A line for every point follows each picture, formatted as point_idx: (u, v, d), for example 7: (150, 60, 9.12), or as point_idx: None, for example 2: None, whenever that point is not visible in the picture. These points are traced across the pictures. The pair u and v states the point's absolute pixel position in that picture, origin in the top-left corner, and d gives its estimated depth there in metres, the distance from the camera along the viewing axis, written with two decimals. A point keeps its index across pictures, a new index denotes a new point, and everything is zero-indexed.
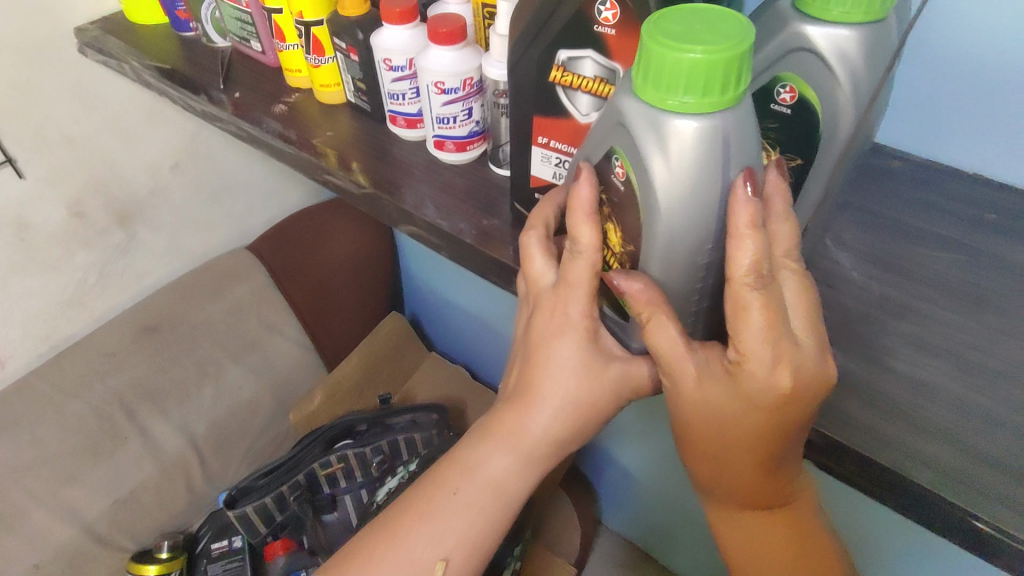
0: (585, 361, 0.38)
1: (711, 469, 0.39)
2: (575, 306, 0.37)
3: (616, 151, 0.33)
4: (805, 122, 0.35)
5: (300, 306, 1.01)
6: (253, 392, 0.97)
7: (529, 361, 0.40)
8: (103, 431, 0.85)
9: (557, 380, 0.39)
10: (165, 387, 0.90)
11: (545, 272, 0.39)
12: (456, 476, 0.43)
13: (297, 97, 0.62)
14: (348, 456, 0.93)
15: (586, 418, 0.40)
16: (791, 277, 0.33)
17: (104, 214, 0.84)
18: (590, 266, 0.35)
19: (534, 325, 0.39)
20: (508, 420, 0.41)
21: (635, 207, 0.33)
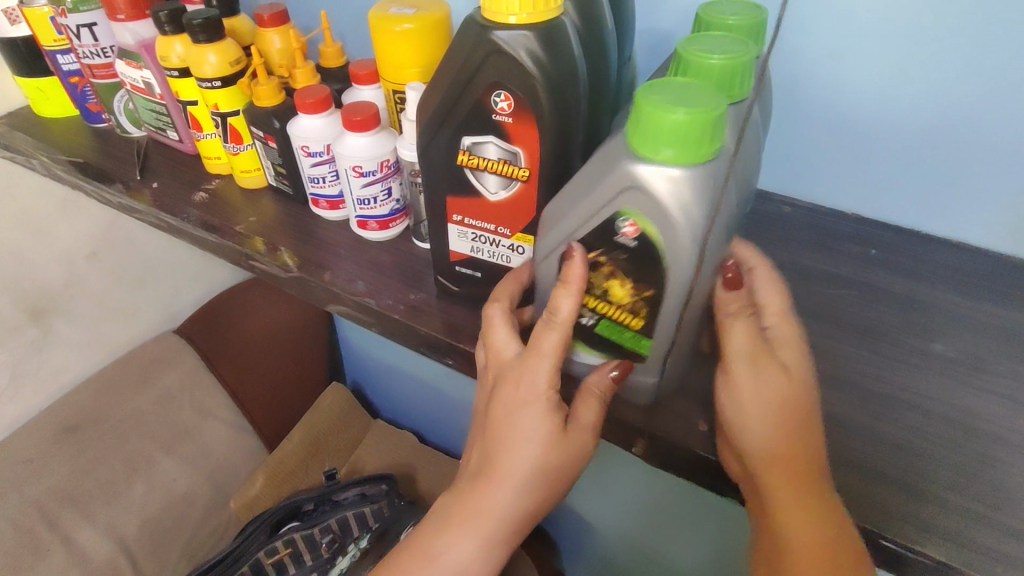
0: (549, 431, 0.38)
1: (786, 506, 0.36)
2: (540, 373, 0.38)
3: (625, 213, 0.34)
4: (649, 252, 0.35)
5: (232, 385, 1.00)
6: (188, 484, 0.92)
7: (492, 432, 0.39)
8: (23, 545, 0.79)
9: (521, 452, 0.38)
10: (90, 488, 0.84)
11: (507, 344, 0.40)
12: (423, 556, 0.40)
13: (217, 184, 0.62)
14: (295, 540, 0.90)
15: (548, 492, 0.39)
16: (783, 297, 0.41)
17: (15, 312, 0.82)
18: (559, 336, 0.38)
19: (498, 397, 0.39)
20: (474, 494, 0.40)
21: (651, 257, 0.35)
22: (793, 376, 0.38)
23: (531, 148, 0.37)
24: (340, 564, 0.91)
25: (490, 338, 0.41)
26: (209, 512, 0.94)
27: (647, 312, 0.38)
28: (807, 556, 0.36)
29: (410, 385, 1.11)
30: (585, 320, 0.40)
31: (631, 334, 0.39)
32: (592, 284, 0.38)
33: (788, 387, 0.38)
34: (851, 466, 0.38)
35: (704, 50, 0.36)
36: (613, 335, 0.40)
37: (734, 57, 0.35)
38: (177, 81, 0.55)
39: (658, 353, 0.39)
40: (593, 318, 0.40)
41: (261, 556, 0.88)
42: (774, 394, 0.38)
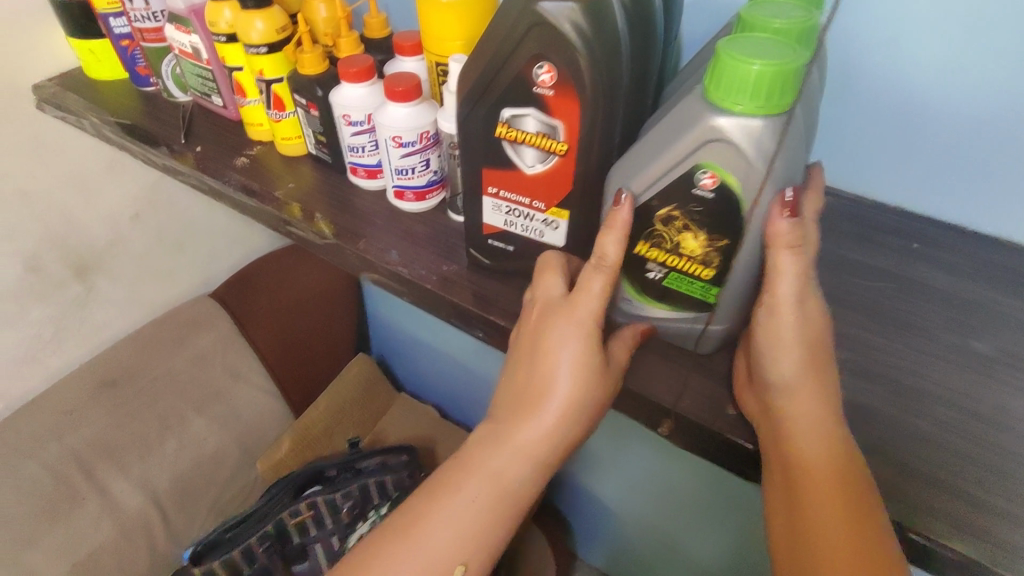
0: (592, 364, 0.39)
1: (820, 491, 0.34)
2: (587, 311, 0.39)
3: (706, 165, 0.34)
4: (728, 204, 0.35)
5: (264, 350, 1.05)
6: (217, 444, 0.98)
7: (535, 359, 0.40)
8: (61, 491, 0.85)
9: (569, 382, 0.39)
10: (125, 442, 0.90)
11: (556, 285, 0.41)
12: (464, 475, 0.41)
13: (258, 150, 0.63)
14: (318, 503, 0.94)
15: (589, 419, 0.40)
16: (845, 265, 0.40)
17: (61, 268, 0.87)
18: (606, 278, 0.38)
19: (546, 332, 0.40)
20: (518, 420, 0.40)
21: (728, 208, 0.35)
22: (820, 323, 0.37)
23: (570, 121, 0.37)
24: (360, 527, 0.95)
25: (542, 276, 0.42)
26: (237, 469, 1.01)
27: (721, 262, 0.37)
28: (826, 528, 0.33)
29: (437, 360, 1.13)
30: (653, 274, 0.40)
31: (700, 286, 0.39)
32: (662, 239, 0.38)
33: (824, 363, 0.37)
34: (880, 460, 0.38)
35: (770, 14, 0.35)
36: (681, 288, 0.40)
37: (798, 23, 0.34)
38: (225, 47, 0.57)
39: (728, 303, 0.39)
40: (661, 271, 0.40)
41: (284, 516, 0.91)
42: (805, 340, 0.37)
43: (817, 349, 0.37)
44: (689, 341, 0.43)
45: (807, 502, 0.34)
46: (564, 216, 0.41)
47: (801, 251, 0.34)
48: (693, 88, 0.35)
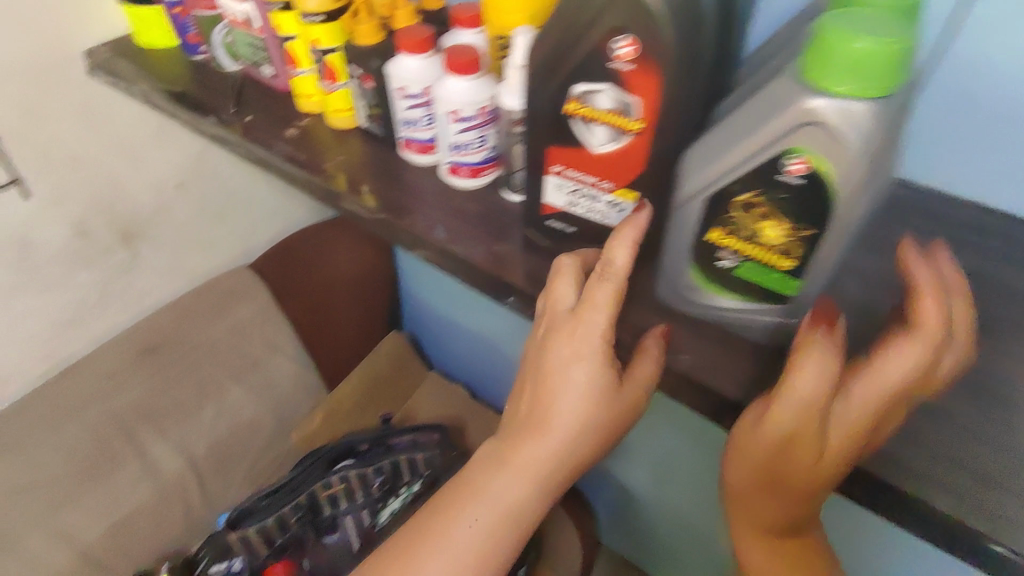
0: (597, 389, 0.39)
1: (755, 517, 0.41)
2: (590, 337, 0.39)
3: (795, 150, 0.32)
4: (818, 191, 0.33)
5: (299, 322, 1.06)
6: (252, 413, 1.00)
7: (541, 378, 0.40)
8: (102, 452, 0.86)
9: (575, 403, 0.39)
10: (165, 407, 0.92)
11: (568, 294, 0.41)
12: (469, 495, 0.43)
13: (308, 122, 0.62)
14: (349, 477, 0.95)
15: (598, 441, 0.41)
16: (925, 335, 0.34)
17: (107, 233, 0.88)
18: (612, 290, 0.38)
19: (550, 347, 0.40)
20: (522, 442, 0.41)
21: (817, 195, 0.33)
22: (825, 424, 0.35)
23: (648, 98, 0.35)
24: (391, 503, 0.96)
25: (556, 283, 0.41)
26: (270, 440, 1.02)
27: (803, 252, 0.36)
28: (750, 530, 0.42)
29: (470, 340, 1.13)
30: (725, 262, 0.38)
31: (777, 276, 0.37)
32: (738, 226, 0.37)
33: (823, 454, 0.35)
34: (955, 467, 0.37)
35: None
36: (754, 279, 0.38)
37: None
38: (280, 15, 0.56)
39: (806, 296, 0.37)
40: (734, 260, 0.38)
41: (317, 488, 0.93)
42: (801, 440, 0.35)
43: (821, 446, 0.35)
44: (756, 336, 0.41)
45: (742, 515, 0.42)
46: (633, 198, 0.39)
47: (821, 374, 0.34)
48: (787, 67, 0.33)
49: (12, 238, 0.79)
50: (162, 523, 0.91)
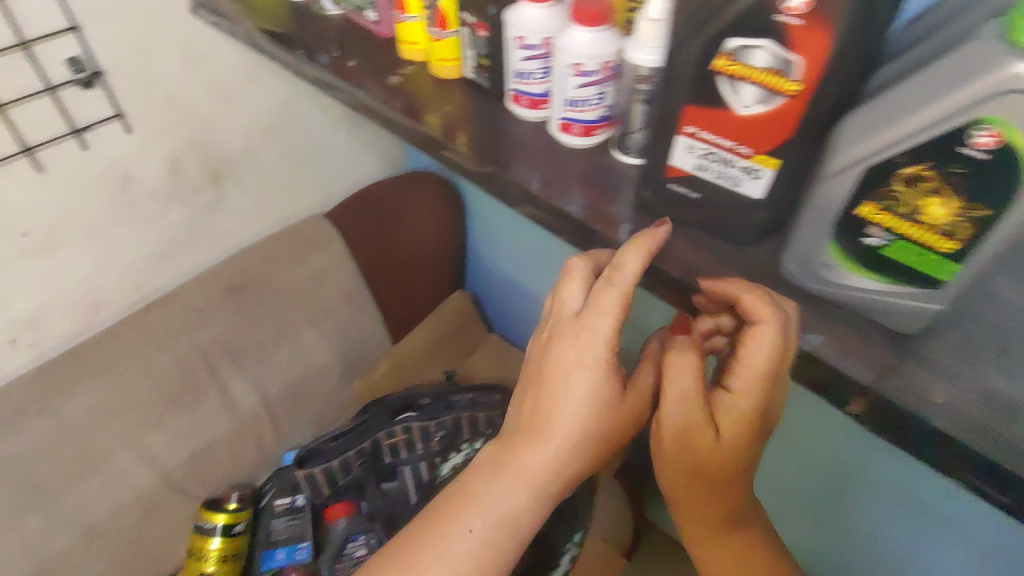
0: (598, 397, 0.43)
1: (685, 498, 0.49)
2: (597, 347, 0.42)
3: (987, 120, 0.30)
4: (1005, 168, 0.30)
5: (372, 273, 1.07)
6: (323, 357, 1.03)
7: (546, 384, 0.44)
8: (186, 383, 0.91)
9: (576, 413, 0.43)
10: (244, 345, 0.95)
11: (576, 298, 0.44)
12: (467, 505, 0.45)
13: (410, 71, 0.61)
14: (411, 429, 0.96)
15: (596, 448, 0.45)
16: (760, 338, 0.38)
17: (198, 172, 0.90)
18: (621, 301, 0.41)
19: (554, 352, 0.43)
20: (526, 445, 0.45)
21: (1003, 172, 0.30)
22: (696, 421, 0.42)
23: (814, 59, 0.33)
24: (452, 459, 0.97)
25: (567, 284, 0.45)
26: (339, 386, 1.06)
27: (970, 236, 0.33)
28: (688, 507, 0.51)
29: (536, 305, 1.12)
30: (872, 240, 0.36)
31: (933, 260, 0.35)
32: (898, 202, 0.34)
33: (700, 441, 0.42)
34: None
35: None
36: (906, 261, 0.35)
37: None
38: None
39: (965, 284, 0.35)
40: (884, 238, 0.36)
41: (380, 437, 0.95)
42: (680, 433, 0.43)
43: (693, 436, 0.42)
44: (898, 323, 0.38)
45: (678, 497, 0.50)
46: (773, 166, 0.37)
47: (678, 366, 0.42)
48: (987, 27, 0.30)
49: (114, 171, 0.82)
50: (237, 454, 0.98)
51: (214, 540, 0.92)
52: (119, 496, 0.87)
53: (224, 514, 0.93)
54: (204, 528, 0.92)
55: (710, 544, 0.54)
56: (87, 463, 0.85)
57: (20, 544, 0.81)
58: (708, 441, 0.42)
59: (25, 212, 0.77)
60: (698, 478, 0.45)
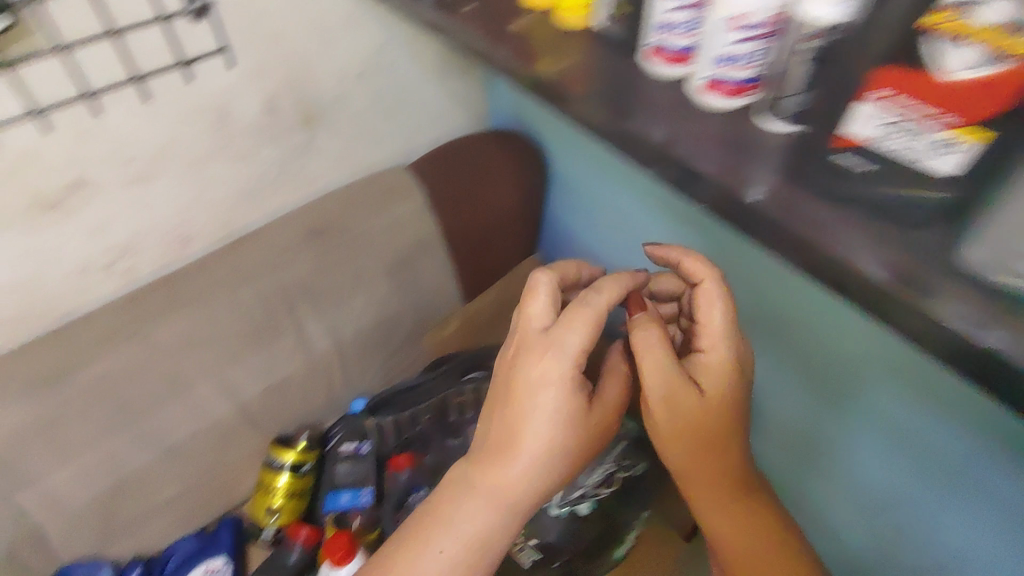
0: (562, 408, 0.54)
1: (695, 472, 0.60)
2: (563, 362, 0.54)
3: None
4: None
5: (449, 232, 1.05)
6: (395, 308, 1.03)
7: (512, 396, 0.55)
8: (267, 322, 0.93)
9: (545, 424, 0.54)
10: (322, 289, 0.96)
11: (541, 318, 0.58)
12: (444, 526, 0.56)
13: (531, 17, 0.59)
14: (480, 388, 0.95)
15: (559, 460, 0.55)
16: (709, 299, 0.57)
17: (292, 112, 0.90)
18: (579, 323, 0.55)
19: (523, 365, 0.55)
20: (495, 465, 0.55)
21: None
22: (680, 379, 0.55)
23: None
24: None
25: (528, 313, 0.58)
26: (409, 338, 1.08)
27: None
28: (698, 484, 0.61)
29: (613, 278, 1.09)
30: None
31: None
32: None
33: (688, 394, 0.55)
34: None
35: None
36: None
37: None
38: None
39: None
40: None
41: (450, 394, 0.94)
42: (674, 393, 0.55)
43: (680, 392, 0.55)
44: None
45: (687, 475, 0.60)
46: (986, 141, 0.34)
47: (650, 332, 0.56)
48: None
49: (214, 106, 0.83)
50: (307, 394, 1.01)
51: (282, 477, 0.96)
52: (199, 421, 0.91)
53: (292, 452, 0.96)
54: (273, 463, 0.96)
55: (726, 528, 0.63)
56: (172, 387, 0.88)
57: (106, 457, 0.85)
58: (696, 392, 0.55)
59: (128, 141, 0.78)
60: (699, 438, 0.57)
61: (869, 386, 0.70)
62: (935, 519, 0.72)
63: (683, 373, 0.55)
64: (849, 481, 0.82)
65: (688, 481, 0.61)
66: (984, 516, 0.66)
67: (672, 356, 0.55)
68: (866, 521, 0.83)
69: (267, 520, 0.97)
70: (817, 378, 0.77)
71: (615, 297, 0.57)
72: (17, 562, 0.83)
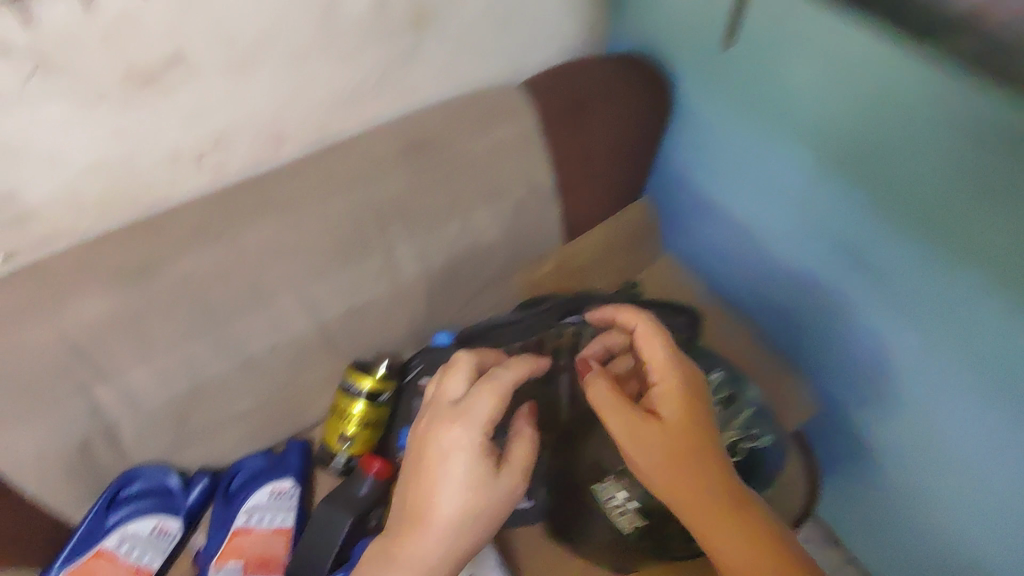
0: (473, 475, 0.63)
1: (699, 514, 0.63)
2: (471, 433, 0.63)
3: None
4: None
5: (558, 163, 0.95)
6: (490, 240, 0.95)
7: (431, 468, 0.64)
8: (356, 238, 0.85)
9: (454, 496, 0.62)
10: (416, 210, 0.87)
11: (457, 386, 0.68)
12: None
13: None
14: (582, 334, 0.86)
15: (471, 528, 0.64)
16: (656, 345, 0.70)
17: (404, 10, 0.80)
18: (484, 399, 0.65)
19: (435, 435, 0.64)
20: (418, 534, 0.63)
21: None
22: (634, 414, 0.66)
23: None
24: None
25: (445, 389, 0.68)
26: (500, 273, 0.99)
27: None
28: (708, 531, 0.62)
29: (734, 231, 0.97)
30: None
31: None
32: None
33: (649, 424, 0.65)
34: None
35: None
36: None
37: None
38: None
39: None
40: None
41: (549, 335, 0.87)
42: (634, 426, 0.65)
43: (638, 424, 0.65)
44: None
45: (695, 521, 0.63)
46: None
47: (598, 379, 0.69)
48: None
49: None
50: (389, 321, 0.93)
51: (357, 405, 0.90)
52: (278, 336, 0.85)
53: (369, 379, 0.90)
54: (350, 389, 0.90)
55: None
56: (254, 295, 0.82)
57: (184, 359, 0.80)
58: (651, 420, 0.66)
59: (231, 18, 0.70)
60: (677, 465, 0.64)
61: (898, 225, 0.74)
62: (925, 373, 0.80)
63: (636, 407, 0.66)
64: (850, 333, 0.87)
65: (702, 529, 0.63)
66: (964, 364, 0.74)
67: (623, 401, 0.67)
68: (864, 388, 0.90)
69: (340, 447, 0.92)
70: (842, 233, 0.81)
71: (521, 376, 0.68)
72: (88, 453, 0.80)
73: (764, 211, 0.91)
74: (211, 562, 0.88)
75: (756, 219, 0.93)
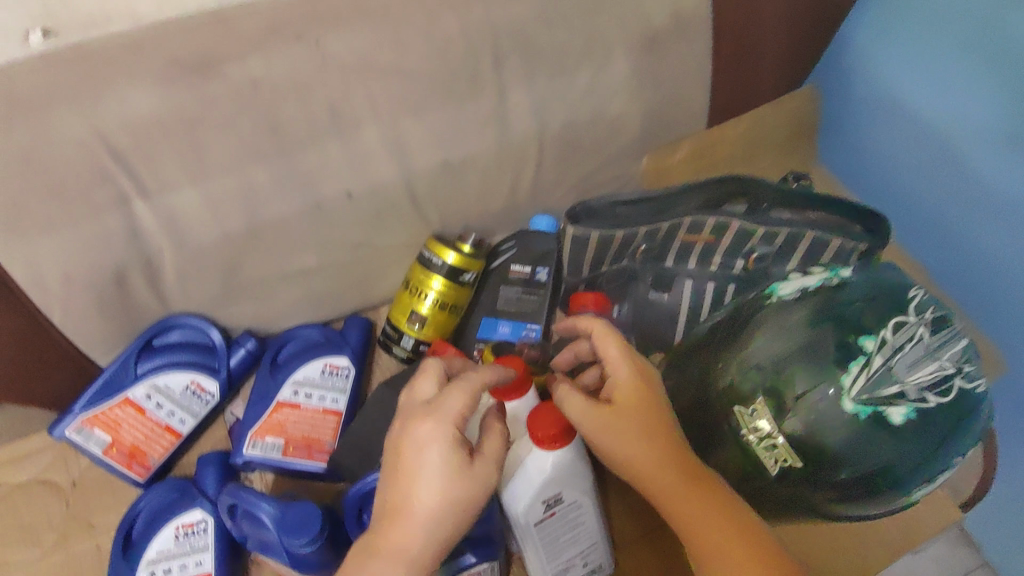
0: (450, 466, 0.48)
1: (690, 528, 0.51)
2: (445, 423, 0.48)
3: None
4: None
5: (722, 16, 0.75)
6: (622, 106, 0.78)
7: (400, 462, 0.48)
8: (466, 70, 0.68)
9: (430, 486, 0.47)
10: (546, 46, 0.70)
11: (429, 389, 0.52)
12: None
13: None
14: (727, 228, 0.69)
15: (452, 527, 0.48)
16: (606, 338, 0.56)
17: None
18: (459, 394, 0.49)
19: (403, 431, 0.49)
20: (387, 529, 0.48)
21: None
22: (596, 407, 0.54)
23: None
24: (796, 279, 0.65)
25: (410, 395, 0.53)
26: (623, 151, 0.83)
27: None
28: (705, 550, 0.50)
29: (920, 137, 0.79)
30: None
31: None
32: None
33: (612, 417, 0.53)
34: None
35: None
36: None
37: None
38: None
39: None
40: None
41: (684, 223, 0.70)
42: (597, 423, 0.53)
43: (603, 415, 0.53)
44: None
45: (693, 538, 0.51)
46: None
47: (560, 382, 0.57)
48: None
49: None
50: (488, 187, 0.79)
51: (435, 282, 0.74)
52: (356, 181, 0.71)
53: (453, 254, 0.73)
54: (430, 262, 0.74)
55: None
56: (333, 120, 0.66)
57: (244, 188, 0.67)
58: (611, 410, 0.53)
59: None
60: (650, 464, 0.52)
61: None
62: None
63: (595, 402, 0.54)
64: (1006, 210, 0.72)
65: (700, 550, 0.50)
66: None
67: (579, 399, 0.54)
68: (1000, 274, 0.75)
69: (407, 329, 0.77)
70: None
71: (490, 381, 0.53)
72: (123, 286, 0.68)
73: (955, 83, 0.72)
74: (250, 434, 0.75)
75: (946, 101, 0.74)
